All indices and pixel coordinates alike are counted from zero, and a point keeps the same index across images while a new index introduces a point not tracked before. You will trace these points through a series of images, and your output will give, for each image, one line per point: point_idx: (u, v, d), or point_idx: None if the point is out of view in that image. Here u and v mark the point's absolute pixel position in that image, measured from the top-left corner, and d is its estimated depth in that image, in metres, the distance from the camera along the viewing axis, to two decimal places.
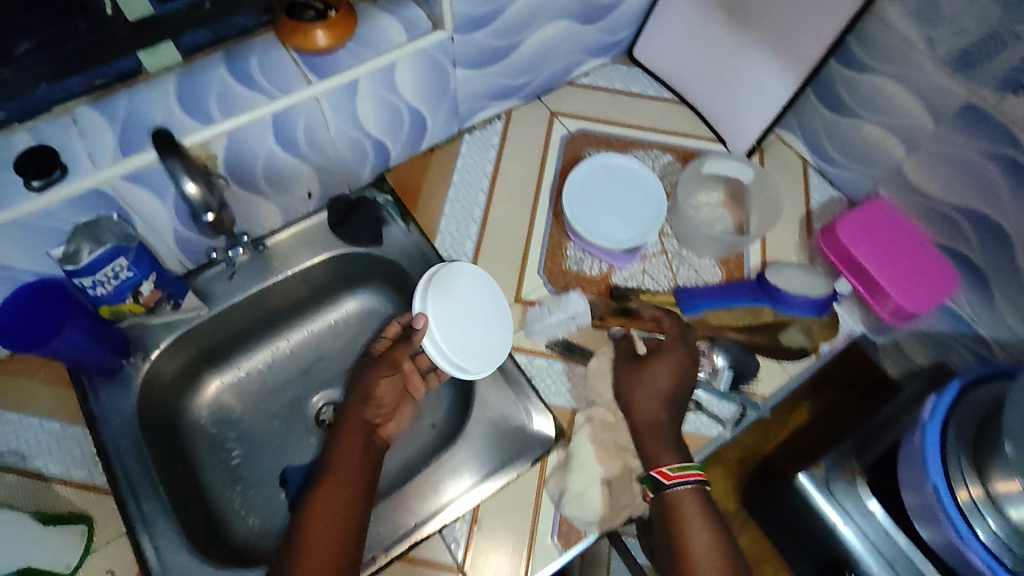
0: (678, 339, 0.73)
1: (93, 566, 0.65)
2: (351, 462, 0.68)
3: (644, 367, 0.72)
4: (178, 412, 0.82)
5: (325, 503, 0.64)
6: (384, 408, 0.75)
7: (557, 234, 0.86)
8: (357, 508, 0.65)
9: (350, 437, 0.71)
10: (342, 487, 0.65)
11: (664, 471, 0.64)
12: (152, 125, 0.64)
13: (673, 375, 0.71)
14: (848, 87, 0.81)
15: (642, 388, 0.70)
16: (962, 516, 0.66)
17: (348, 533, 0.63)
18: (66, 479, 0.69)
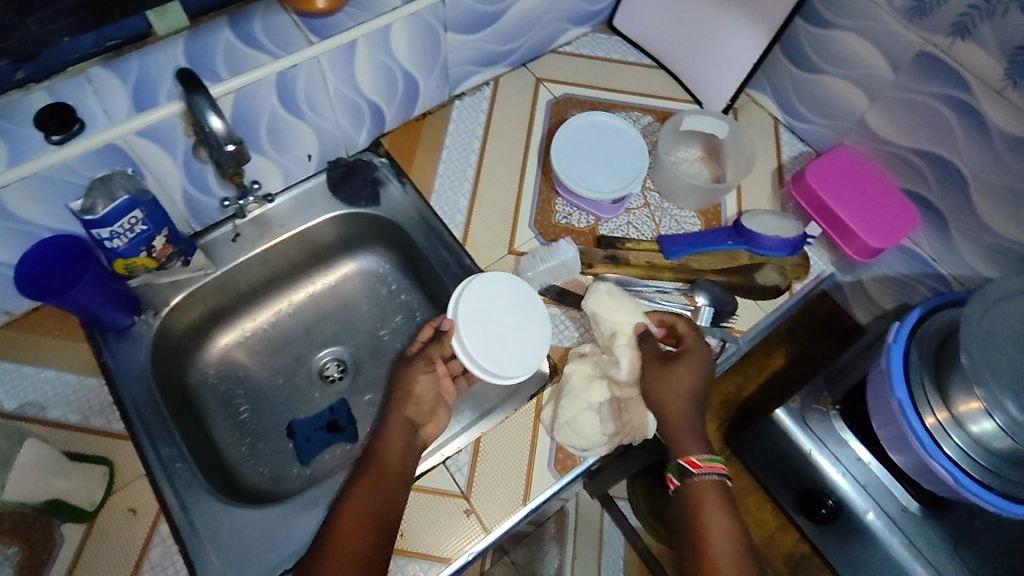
0: (700, 341, 0.73)
1: (113, 505, 0.68)
2: (386, 459, 0.69)
3: (673, 368, 0.70)
4: (185, 369, 0.85)
5: (354, 501, 0.66)
6: (426, 403, 0.74)
7: (546, 191, 0.90)
8: (388, 502, 0.66)
9: (388, 437, 0.71)
10: (372, 485, 0.67)
11: (693, 459, 0.67)
12: (164, 82, 0.69)
13: (698, 377, 0.71)
14: (813, 44, 0.87)
15: (668, 381, 0.69)
16: (929, 436, 0.72)
17: (378, 524, 0.64)
18: (86, 425, 0.72)
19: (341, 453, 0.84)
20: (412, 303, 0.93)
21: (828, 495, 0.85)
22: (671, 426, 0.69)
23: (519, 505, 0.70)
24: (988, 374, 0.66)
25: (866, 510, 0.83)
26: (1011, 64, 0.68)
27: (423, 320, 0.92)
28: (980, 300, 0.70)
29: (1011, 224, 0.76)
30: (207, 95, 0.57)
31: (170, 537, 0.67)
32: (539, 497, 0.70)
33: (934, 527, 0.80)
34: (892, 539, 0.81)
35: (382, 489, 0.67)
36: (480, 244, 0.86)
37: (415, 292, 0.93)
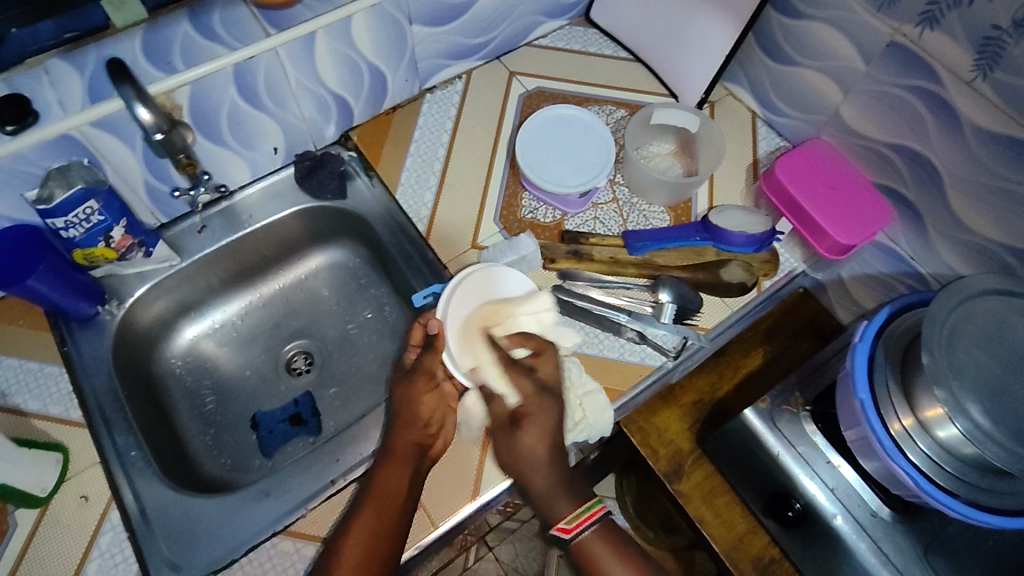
0: (536, 395, 0.68)
1: (66, 491, 0.70)
2: (388, 500, 0.66)
3: (518, 436, 0.66)
4: (151, 359, 0.86)
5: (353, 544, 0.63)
6: (432, 427, 0.72)
7: (513, 185, 0.90)
8: (389, 545, 0.63)
9: (393, 472, 0.68)
10: (372, 528, 0.63)
11: (562, 527, 0.62)
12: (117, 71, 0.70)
13: (546, 437, 0.66)
14: (787, 36, 0.86)
15: (513, 457, 0.66)
16: (894, 442, 0.68)
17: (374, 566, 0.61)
18: (43, 413, 0.74)
19: (303, 445, 0.84)
20: (381, 297, 0.93)
21: (796, 497, 0.79)
22: (534, 495, 0.64)
23: (469, 500, 0.71)
24: (951, 375, 0.63)
25: (833, 515, 0.78)
26: (980, 55, 0.65)
27: (390, 313, 0.92)
28: (948, 298, 0.67)
29: (988, 222, 0.73)
30: (135, 85, 0.60)
31: (120, 524, 0.68)
32: (487, 494, 0.71)
33: (906, 533, 0.75)
34: (860, 545, 0.76)
35: (381, 534, 0.63)
36: (444, 238, 0.86)
37: (383, 286, 0.93)
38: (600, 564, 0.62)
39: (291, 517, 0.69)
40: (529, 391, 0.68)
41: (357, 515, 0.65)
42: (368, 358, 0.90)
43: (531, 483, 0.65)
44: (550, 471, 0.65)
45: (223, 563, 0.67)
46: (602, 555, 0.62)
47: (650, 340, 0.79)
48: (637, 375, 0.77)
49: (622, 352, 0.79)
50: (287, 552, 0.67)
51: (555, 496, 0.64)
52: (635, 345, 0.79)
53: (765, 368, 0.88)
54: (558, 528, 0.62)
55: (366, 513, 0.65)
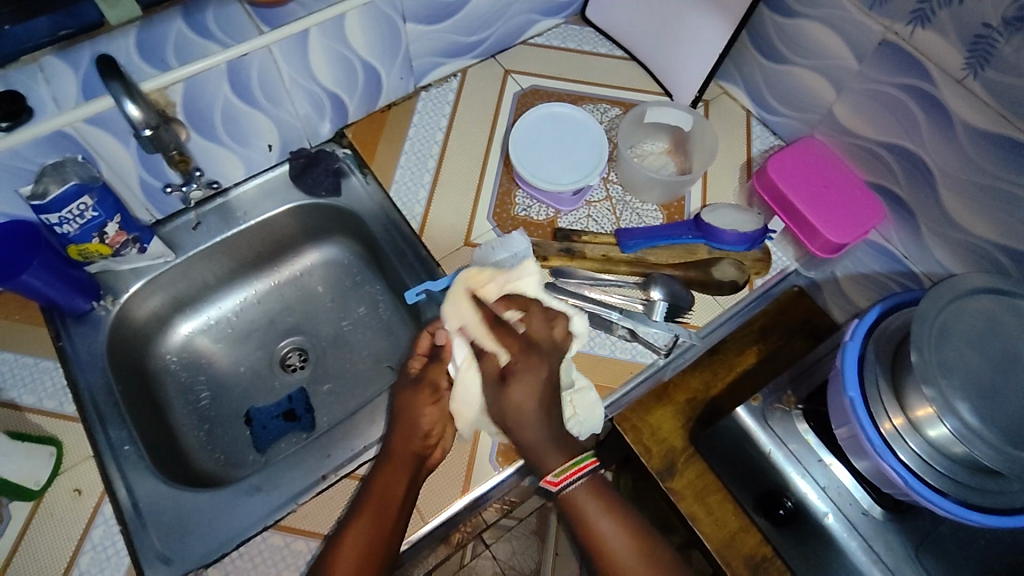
0: (524, 351, 0.64)
1: (60, 484, 0.70)
2: (383, 506, 0.65)
3: (507, 392, 0.63)
4: (146, 354, 0.87)
5: (346, 552, 0.62)
6: (432, 438, 0.71)
7: (506, 183, 0.90)
8: (384, 550, 0.62)
9: (390, 478, 0.67)
10: (366, 535, 0.63)
11: (551, 481, 0.62)
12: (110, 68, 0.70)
13: (537, 393, 0.63)
14: (781, 34, 0.86)
15: (505, 414, 0.64)
16: (884, 441, 0.68)
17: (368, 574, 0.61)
18: (38, 408, 0.75)
19: (296, 441, 0.85)
20: (375, 294, 0.93)
21: (787, 496, 0.79)
22: (527, 449, 0.63)
23: (458, 496, 0.71)
24: (940, 374, 0.63)
25: (824, 513, 0.78)
26: (971, 53, 0.65)
27: (384, 311, 0.92)
28: (938, 297, 0.67)
29: (980, 222, 0.73)
30: (125, 82, 0.61)
31: (113, 518, 0.69)
32: (477, 489, 0.72)
33: (896, 531, 0.75)
34: (850, 543, 0.76)
35: (375, 542, 0.63)
36: (437, 235, 0.86)
37: (378, 283, 0.94)
38: (587, 512, 0.63)
39: (282, 512, 0.70)
40: (514, 346, 0.65)
41: (352, 522, 0.64)
42: (362, 355, 0.91)
43: (521, 437, 0.63)
44: (540, 427, 0.62)
45: (213, 557, 0.67)
46: (588, 505, 0.63)
47: (641, 338, 0.79)
48: (627, 373, 0.78)
49: (613, 350, 0.79)
50: (278, 546, 0.67)
51: (544, 452, 0.62)
52: (626, 343, 0.79)
53: (761, 366, 0.87)
54: (545, 481, 0.62)
55: (360, 520, 0.64)
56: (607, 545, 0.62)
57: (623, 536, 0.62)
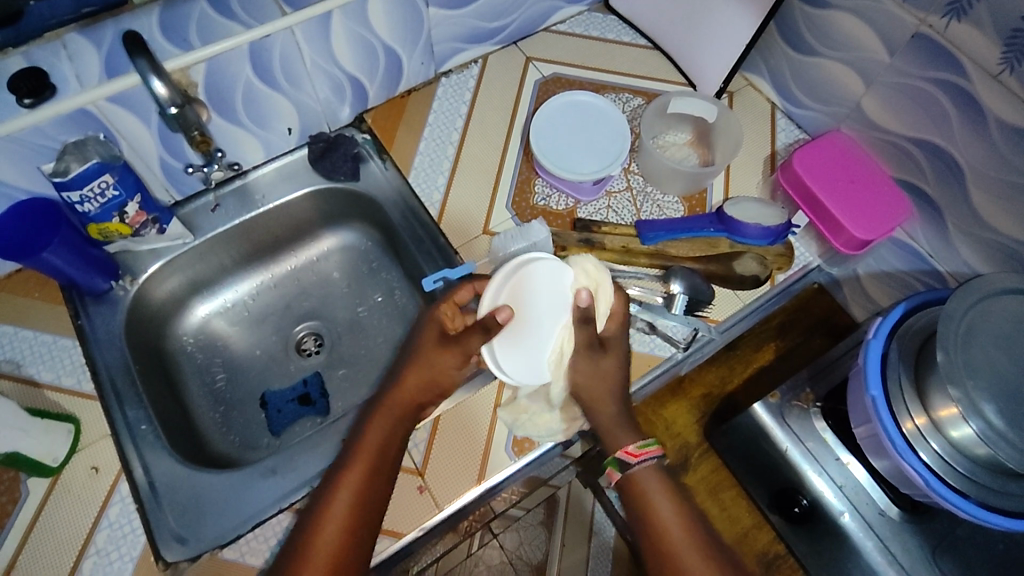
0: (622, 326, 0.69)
1: (79, 460, 0.71)
2: (358, 506, 0.61)
3: (603, 362, 0.67)
4: (164, 335, 0.87)
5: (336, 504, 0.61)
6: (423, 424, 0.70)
7: (526, 171, 0.90)
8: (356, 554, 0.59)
9: (378, 429, 0.67)
10: (355, 486, 0.62)
11: (630, 450, 0.65)
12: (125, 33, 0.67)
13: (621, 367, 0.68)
14: (810, 25, 0.84)
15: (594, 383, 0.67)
16: (906, 441, 0.67)
17: (359, 529, 0.60)
18: (57, 385, 0.76)
19: (310, 425, 0.85)
20: (391, 281, 0.93)
21: (803, 494, 0.78)
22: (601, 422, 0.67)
23: (474, 483, 0.71)
24: (966, 374, 0.62)
25: (840, 512, 0.77)
26: (1007, 48, 0.64)
27: (400, 297, 0.92)
28: (965, 296, 0.66)
29: (1010, 221, 0.71)
30: (150, 59, 0.61)
31: (129, 496, 0.69)
32: (493, 478, 0.72)
33: (915, 534, 0.74)
34: (867, 542, 0.75)
35: (365, 494, 0.62)
36: (456, 222, 0.87)
37: (394, 270, 0.93)
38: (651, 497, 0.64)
39: (297, 495, 0.70)
40: (620, 315, 0.69)
41: (340, 473, 0.63)
42: (377, 341, 0.91)
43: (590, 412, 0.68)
44: (618, 407, 0.67)
45: (230, 537, 0.67)
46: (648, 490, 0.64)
47: (660, 331, 0.79)
48: (644, 366, 0.77)
49: (631, 342, 0.78)
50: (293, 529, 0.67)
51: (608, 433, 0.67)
52: (645, 335, 0.79)
53: (778, 364, 0.86)
54: (621, 452, 0.65)
55: (350, 470, 0.63)
56: (667, 529, 0.62)
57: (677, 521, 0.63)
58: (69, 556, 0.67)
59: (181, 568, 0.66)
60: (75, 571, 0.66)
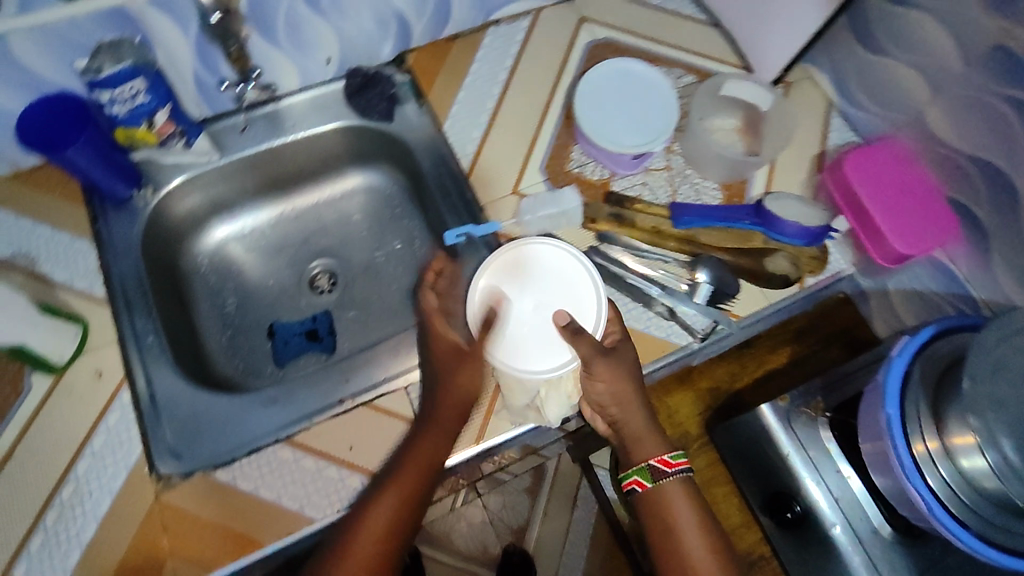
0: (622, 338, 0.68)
1: (83, 363, 0.71)
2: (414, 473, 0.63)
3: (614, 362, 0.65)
4: (179, 251, 0.87)
5: (375, 522, 0.61)
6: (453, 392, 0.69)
7: (564, 136, 0.87)
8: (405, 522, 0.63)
9: (433, 441, 0.65)
10: (401, 506, 0.62)
11: (666, 458, 0.65)
12: None
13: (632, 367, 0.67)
14: (885, 23, 0.80)
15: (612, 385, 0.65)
16: (915, 465, 0.65)
17: (399, 525, 0.62)
18: (69, 285, 0.75)
19: (315, 361, 0.84)
20: (412, 230, 0.92)
21: (797, 501, 0.77)
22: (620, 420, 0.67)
23: (472, 444, 0.70)
24: (988, 406, 0.60)
25: (833, 523, 0.76)
26: None
27: (420, 248, 0.91)
28: (999, 328, 0.63)
29: None
30: None
31: (129, 405, 0.69)
32: (492, 440, 0.71)
33: (904, 556, 0.73)
34: (853, 558, 0.74)
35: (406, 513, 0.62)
36: (486, 178, 0.84)
37: (416, 219, 0.92)
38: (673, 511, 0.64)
39: (296, 428, 0.70)
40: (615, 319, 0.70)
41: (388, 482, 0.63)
42: (391, 288, 0.90)
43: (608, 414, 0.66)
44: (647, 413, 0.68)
45: (223, 460, 0.67)
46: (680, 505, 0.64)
47: (679, 318, 0.76)
48: (658, 351, 0.75)
49: (649, 325, 0.76)
50: (287, 460, 0.67)
51: (646, 439, 0.66)
52: (663, 320, 0.76)
53: (789, 369, 0.85)
54: (656, 461, 0.65)
55: (394, 484, 0.63)
56: (692, 556, 0.62)
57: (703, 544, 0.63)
58: (63, 456, 0.67)
59: (173, 481, 0.66)
60: (68, 472, 0.66)
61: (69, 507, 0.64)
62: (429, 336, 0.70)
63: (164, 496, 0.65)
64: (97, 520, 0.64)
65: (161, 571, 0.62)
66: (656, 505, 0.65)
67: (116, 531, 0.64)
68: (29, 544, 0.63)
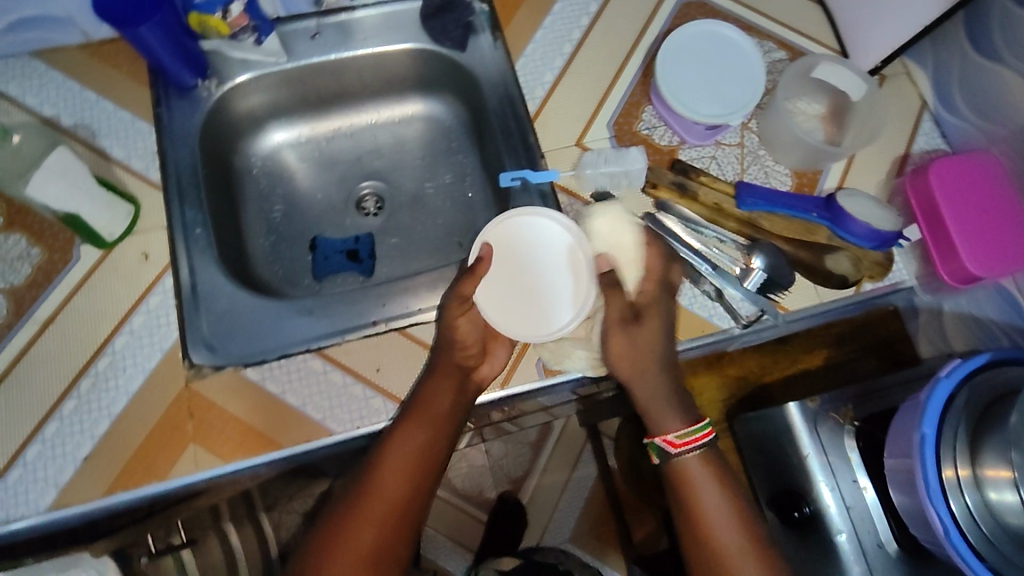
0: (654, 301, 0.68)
1: (131, 243, 0.72)
2: (431, 414, 0.63)
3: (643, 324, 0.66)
4: (235, 150, 0.86)
5: (388, 476, 0.60)
6: (472, 348, 0.68)
7: (638, 94, 0.83)
8: (428, 466, 0.61)
9: (435, 391, 0.65)
10: (416, 457, 0.61)
11: (670, 440, 0.64)
12: None
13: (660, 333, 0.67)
14: (1005, 25, 0.74)
15: (638, 367, 0.66)
16: (940, 487, 0.63)
17: (425, 468, 0.61)
18: (126, 164, 0.75)
19: (353, 281, 0.85)
20: (466, 166, 0.90)
21: (806, 502, 0.77)
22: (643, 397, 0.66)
23: (496, 387, 0.71)
24: None
25: (838, 530, 0.76)
26: None
27: (470, 185, 0.89)
28: None
29: None
30: None
31: (171, 291, 0.70)
32: (517, 386, 0.71)
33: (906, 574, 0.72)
34: (853, 567, 0.74)
35: (421, 465, 0.61)
36: (551, 126, 0.81)
37: (472, 155, 0.90)
38: (694, 489, 0.62)
39: (328, 341, 0.70)
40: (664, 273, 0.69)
41: (395, 432, 0.62)
42: (436, 222, 0.88)
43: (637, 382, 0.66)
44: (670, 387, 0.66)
45: (254, 360, 0.68)
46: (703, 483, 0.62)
47: (725, 301, 0.74)
48: (696, 330, 0.74)
49: (692, 302, 0.74)
50: (316, 371, 0.68)
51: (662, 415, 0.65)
52: (707, 300, 0.74)
53: (822, 371, 0.82)
54: (662, 441, 0.64)
55: (402, 434, 0.62)
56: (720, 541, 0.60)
57: (732, 523, 0.61)
58: (104, 328, 0.68)
59: (204, 371, 0.67)
60: (107, 344, 0.68)
61: (104, 378, 0.66)
62: (450, 327, 0.67)
63: (195, 384, 0.67)
64: (128, 395, 0.66)
65: (182, 454, 0.64)
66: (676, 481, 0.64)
67: (145, 408, 0.66)
68: (62, 406, 0.65)
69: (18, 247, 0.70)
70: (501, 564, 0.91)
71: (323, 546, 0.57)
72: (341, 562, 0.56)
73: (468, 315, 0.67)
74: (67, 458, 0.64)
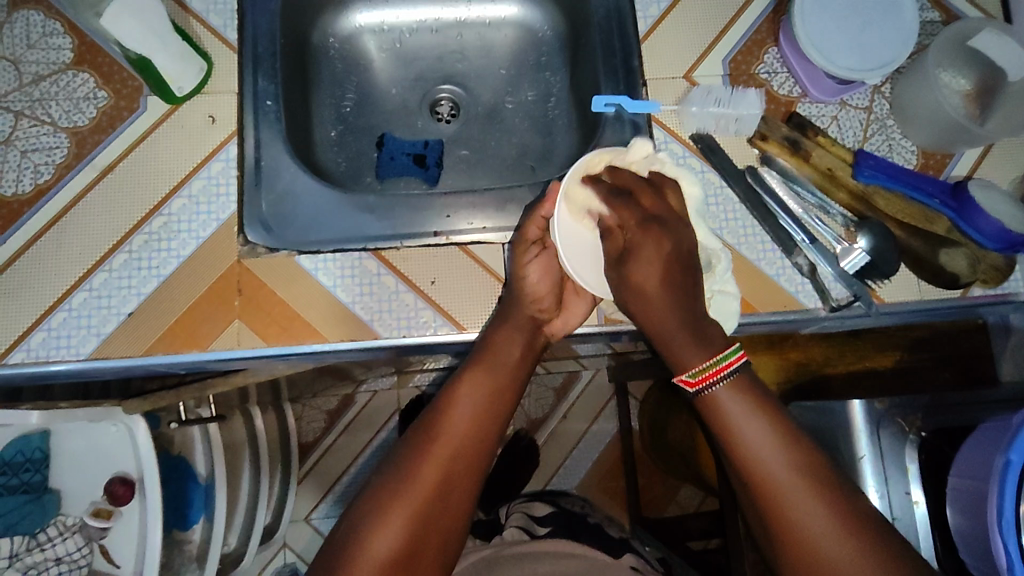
0: (644, 234, 0.57)
1: (199, 103, 0.68)
2: (499, 362, 0.59)
3: (643, 259, 0.56)
4: (314, 25, 0.81)
5: (459, 420, 0.56)
6: (545, 303, 0.63)
7: (764, 33, 0.74)
8: (496, 417, 0.58)
9: (507, 339, 0.61)
10: (485, 402, 0.57)
11: (686, 378, 0.55)
12: None
13: (665, 266, 0.55)
14: None
15: (646, 301, 0.55)
16: (1015, 518, 0.56)
17: (494, 419, 0.57)
18: (203, 18, 0.71)
19: (415, 186, 0.80)
20: (552, 85, 0.83)
21: None
22: (657, 331, 0.56)
23: None
24: None
25: None
26: None
27: (554, 107, 0.82)
28: None
29: None
30: None
31: (234, 162, 0.67)
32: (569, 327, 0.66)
33: None
34: None
35: (492, 411, 0.57)
36: (660, 52, 0.73)
37: (562, 74, 0.83)
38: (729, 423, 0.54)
39: (385, 243, 0.67)
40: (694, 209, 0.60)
41: (463, 375, 0.58)
42: (511, 141, 0.82)
43: None
44: (683, 314, 0.55)
45: (309, 249, 0.66)
46: (741, 425, 0.53)
47: (816, 279, 0.68)
48: (775, 304, 0.68)
49: (779, 273, 0.68)
50: (370, 271, 0.65)
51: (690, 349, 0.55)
52: (796, 275, 0.68)
53: (887, 374, 0.77)
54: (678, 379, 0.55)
55: (474, 376, 0.58)
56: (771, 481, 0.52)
57: (779, 455, 0.52)
58: (162, 187, 0.65)
59: (257, 249, 0.65)
60: (163, 205, 0.65)
61: (156, 238, 0.64)
62: (519, 273, 0.63)
63: (246, 261, 0.64)
64: (179, 259, 0.64)
65: (225, 329, 0.63)
66: (720, 434, 0.55)
67: (192, 277, 0.64)
68: (112, 258, 0.63)
69: (85, 87, 0.67)
70: (535, 510, 0.90)
71: (388, 480, 0.54)
72: (410, 496, 0.53)
73: (540, 256, 0.64)
74: (111, 312, 0.62)
